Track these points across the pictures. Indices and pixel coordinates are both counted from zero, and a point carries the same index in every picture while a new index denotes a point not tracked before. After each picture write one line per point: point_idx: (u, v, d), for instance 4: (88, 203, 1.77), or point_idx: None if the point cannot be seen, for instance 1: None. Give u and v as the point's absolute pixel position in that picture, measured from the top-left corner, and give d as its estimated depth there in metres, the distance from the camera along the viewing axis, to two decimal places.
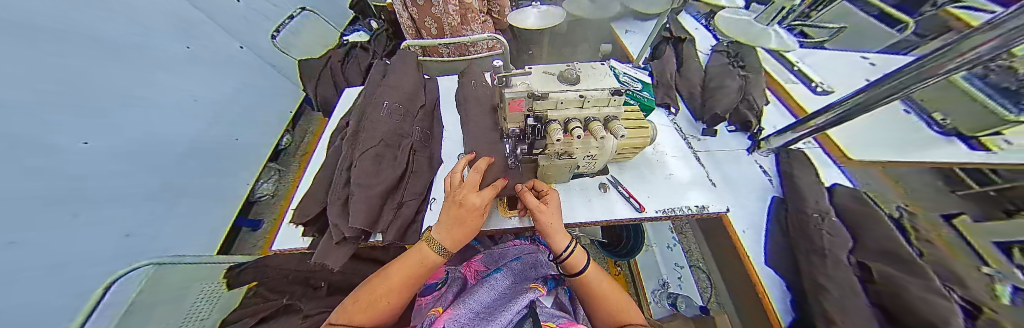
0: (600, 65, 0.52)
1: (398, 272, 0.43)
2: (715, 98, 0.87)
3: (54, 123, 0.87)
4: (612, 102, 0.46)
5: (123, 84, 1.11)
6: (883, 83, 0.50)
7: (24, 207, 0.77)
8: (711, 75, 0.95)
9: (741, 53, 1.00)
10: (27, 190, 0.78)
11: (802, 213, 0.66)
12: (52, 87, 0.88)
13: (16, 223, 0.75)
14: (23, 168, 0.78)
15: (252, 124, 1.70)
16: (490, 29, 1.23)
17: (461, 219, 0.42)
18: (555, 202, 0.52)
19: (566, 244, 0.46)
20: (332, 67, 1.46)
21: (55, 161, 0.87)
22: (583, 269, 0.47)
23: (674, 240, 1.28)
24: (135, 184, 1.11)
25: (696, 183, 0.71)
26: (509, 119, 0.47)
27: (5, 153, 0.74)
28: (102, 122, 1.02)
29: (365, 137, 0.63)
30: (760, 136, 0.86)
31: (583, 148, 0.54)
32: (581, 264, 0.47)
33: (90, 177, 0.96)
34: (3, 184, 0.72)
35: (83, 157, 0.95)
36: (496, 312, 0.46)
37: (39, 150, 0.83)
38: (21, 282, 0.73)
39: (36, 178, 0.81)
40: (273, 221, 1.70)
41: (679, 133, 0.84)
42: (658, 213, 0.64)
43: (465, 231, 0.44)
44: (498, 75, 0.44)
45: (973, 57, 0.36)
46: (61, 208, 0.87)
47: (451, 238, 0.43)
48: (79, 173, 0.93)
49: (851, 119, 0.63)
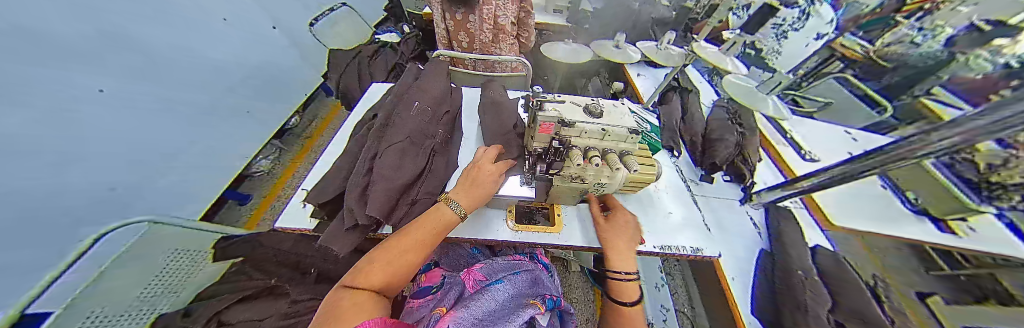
0: (621, 104, 0.59)
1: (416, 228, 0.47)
2: (715, 148, 0.94)
3: (77, 66, 0.89)
4: (629, 139, 0.52)
5: (153, 42, 1.14)
6: (863, 158, 0.57)
7: (24, 143, 0.76)
8: (712, 126, 1.03)
9: (740, 112, 1.09)
10: (33, 126, 0.78)
11: (788, 269, 0.70)
12: (84, 31, 0.91)
13: (17, 156, 0.74)
14: (35, 103, 0.78)
15: (267, 100, 1.73)
16: (516, 52, 1.34)
17: (474, 179, 0.55)
18: (631, 228, 0.64)
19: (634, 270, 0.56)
20: (360, 60, 1.54)
21: (66, 103, 0.87)
22: (636, 301, 0.53)
23: (662, 280, 1.31)
24: (138, 138, 1.10)
25: (692, 224, 0.75)
26: (536, 138, 0.53)
27: (23, 86, 0.75)
28: (121, 73, 1.03)
29: (393, 132, 0.66)
30: (753, 189, 0.92)
31: (595, 175, 0.59)
32: (636, 297, 0.54)
33: (99, 124, 0.96)
34: (12, 115, 0.73)
35: (94, 104, 0.95)
36: (497, 324, 0.46)
37: (51, 90, 0.83)
38: (9, 219, 0.72)
39: (42, 117, 0.80)
40: (263, 198, 1.66)
41: (679, 176, 0.90)
42: (656, 248, 0.67)
43: (480, 190, 0.55)
44: (535, 98, 0.50)
45: (945, 146, 0.42)
46: (66, 150, 0.87)
47: (467, 197, 0.53)
48: (87, 119, 0.93)
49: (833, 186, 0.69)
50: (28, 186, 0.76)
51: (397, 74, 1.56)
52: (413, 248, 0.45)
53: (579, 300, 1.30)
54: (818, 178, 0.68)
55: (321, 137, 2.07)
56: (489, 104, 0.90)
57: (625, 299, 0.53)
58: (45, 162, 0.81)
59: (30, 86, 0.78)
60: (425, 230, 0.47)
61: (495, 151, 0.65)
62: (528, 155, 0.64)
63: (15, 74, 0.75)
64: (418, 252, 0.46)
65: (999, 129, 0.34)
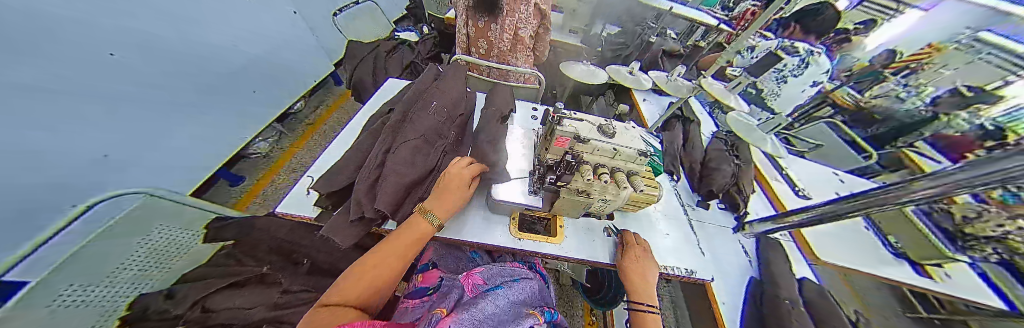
0: (633, 127, 0.62)
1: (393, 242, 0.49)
2: (713, 176, 0.98)
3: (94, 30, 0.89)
4: (637, 161, 0.55)
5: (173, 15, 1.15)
6: (850, 199, 0.61)
7: (28, 101, 0.74)
8: (711, 155, 1.08)
9: (737, 144, 1.15)
10: (41, 84, 0.77)
11: (776, 298, 0.73)
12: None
13: (21, 112, 0.73)
14: (46, 61, 0.77)
15: (275, 83, 1.72)
16: (530, 64, 1.38)
17: (447, 188, 0.57)
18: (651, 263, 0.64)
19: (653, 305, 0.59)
20: (376, 55, 1.57)
21: (76, 65, 0.85)
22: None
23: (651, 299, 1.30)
24: (140, 108, 1.08)
25: (687, 247, 0.78)
26: (550, 150, 0.55)
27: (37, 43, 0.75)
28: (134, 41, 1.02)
29: (408, 129, 0.68)
30: (746, 219, 0.95)
31: (600, 192, 0.59)
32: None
33: (105, 90, 0.94)
34: (23, 71, 0.72)
35: (102, 69, 0.93)
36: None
37: (62, 51, 0.82)
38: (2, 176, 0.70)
39: (50, 77, 0.79)
40: (256, 181, 1.62)
41: (677, 199, 0.93)
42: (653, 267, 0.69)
43: (454, 200, 0.57)
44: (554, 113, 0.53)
45: (927, 196, 0.46)
46: (70, 112, 0.86)
47: (443, 206, 0.55)
48: (94, 83, 0.91)
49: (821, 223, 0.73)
50: (23, 144, 0.74)
51: (411, 71, 1.58)
52: (388, 264, 0.47)
53: (568, 313, 1.30)
54: (808, 214, 0.71)
55: (324, 126, 2.05)
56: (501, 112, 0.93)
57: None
58: (46, 122, 0.79)
59: (43, 44, 0.77)
60: (401, 243, 0.49)
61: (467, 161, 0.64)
62: (539, 165, 0.66)
63: (30, 30, 0.74)
64: (392, 267, 0.48)
65: (976, 183, 0.38)
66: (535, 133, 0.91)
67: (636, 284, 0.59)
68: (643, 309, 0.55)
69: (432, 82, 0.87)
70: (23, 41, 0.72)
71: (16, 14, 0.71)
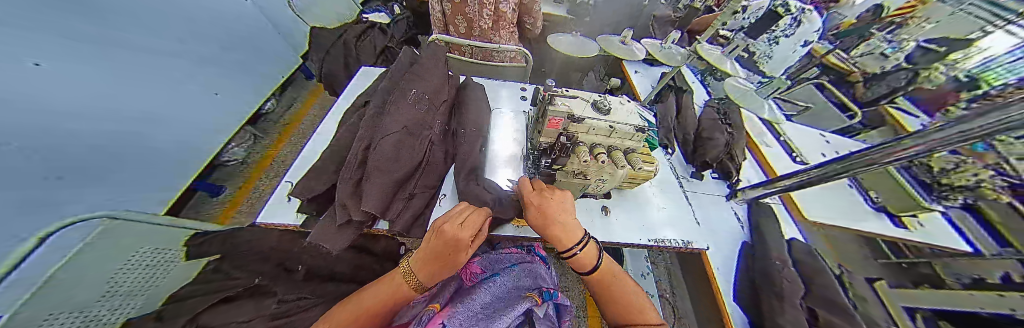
0: (628, 101, 0.60)
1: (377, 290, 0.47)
2: (707, 146, 0.97)
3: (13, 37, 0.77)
4: (635, 137, 0.53)
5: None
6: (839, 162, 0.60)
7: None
8: (704, 126, 1.06)
9: (729, 112, 1.14)
10: None
11: (767, 259, 0.76)
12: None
13: None
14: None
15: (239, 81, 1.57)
16: (515, 42, 1.30)
17: (440, 254, 0.45)
18: (560, 202, 0.51)
19: (579, 238, 0.50)
20: (345, 42, 1.43)
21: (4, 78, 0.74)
22: (592, 268, 0.52)
23: (648, 268, 1.35)
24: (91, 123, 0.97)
25: (684, 220, 0.78)
26: (543, 133, 0.52)
27: None
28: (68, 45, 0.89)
29: (388, 122, 0.63)
30: (738, 186, 0.97)
31: (597, 171, 0.55)
32: (590, 264, 0.52)
33: (46, 104, 0.84)
34: None
35: (37, 81, 0.82)
36: (496, 316, 0.47)
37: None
38: None
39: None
40: (238, 189, 1.54)
41: (673, 173, 0.93)
42: (651, 242, 0.70)
43: (446, 266, 0.47)
44: (546, 92, 0.49)
45: (916, 153, 0.45)
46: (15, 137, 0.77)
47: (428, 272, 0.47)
48: (33, 98, 0.81)
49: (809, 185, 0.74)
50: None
51: (386, 57, 1.46)
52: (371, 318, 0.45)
53: (569, 288, 1.35)
54: (798, 178, 0.72)
55: (301, 124, 1.93)
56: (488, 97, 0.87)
57: (580, 269, 0.52)
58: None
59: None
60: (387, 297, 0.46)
61: (474, 211, 0.49)
62: (534, 149, 0.63)
63: None
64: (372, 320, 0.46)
65: (948, 143, 0.38)
66: (526, 115, 0.87)
67: (552, 233, 0.49)
68: (572, 253, 0.49)
69: (411, 68, 0.79)
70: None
71: None
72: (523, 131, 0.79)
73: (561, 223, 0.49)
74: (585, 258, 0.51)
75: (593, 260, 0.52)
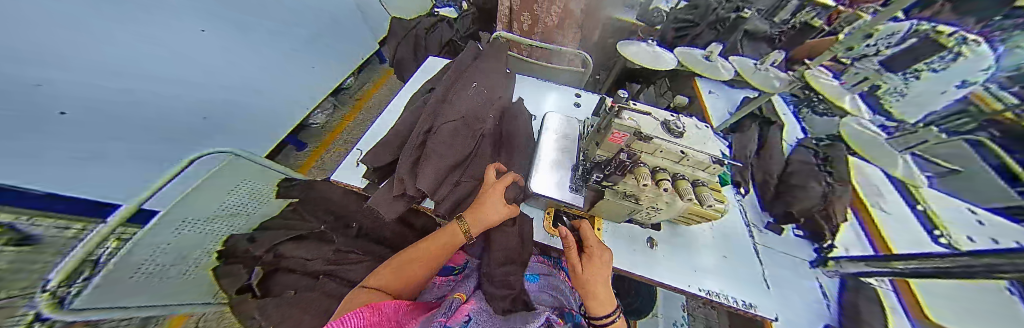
0: (703, 126, 0.53)
1: (428, 246, 0.51)
2: (795, 195, 0.80)
3: None
4: (709, 169, 0.47)
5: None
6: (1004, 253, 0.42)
7: None
8: (793, 169, 0.88)
9: (833, 159, 0.93)
10: None
11: None
12: None
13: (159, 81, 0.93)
14: None
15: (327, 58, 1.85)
16: (576, 45, 1.26)
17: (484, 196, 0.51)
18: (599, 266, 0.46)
19: (608, 313, 0.44)
20: (417, 32, 1.59)
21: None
22: None
23: (683, 319, 1.17)
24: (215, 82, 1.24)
25: (749, 278, 0.65)
26: (602, 146, 0.49)
27: None
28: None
29: (450, 110, 0.67)
30: (831, 254, 0.77)
31: (653, 198, 0.50)
32: None
33: None
34: None
35: (195, 40, 1.07)
36: (517, 320, 0.42)
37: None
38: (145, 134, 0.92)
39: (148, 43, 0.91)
40: (316, 148, 1.86)
41: (744, 220, 0.79)
42: (702, 293, 0.59)
43: (490, 220, 0.49)
44: (613, 103, 0.46)
45: None
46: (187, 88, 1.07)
47: (477, 221, 0.49)
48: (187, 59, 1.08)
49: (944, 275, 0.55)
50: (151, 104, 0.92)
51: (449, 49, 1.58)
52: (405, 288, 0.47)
53: None
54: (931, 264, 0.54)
55: (371, 100, 2.22)
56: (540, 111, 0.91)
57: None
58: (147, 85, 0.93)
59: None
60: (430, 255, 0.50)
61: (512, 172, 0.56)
62: (585, 161, 0.61)
63: None
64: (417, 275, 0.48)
65: None
66: (579, 122, 0.82)
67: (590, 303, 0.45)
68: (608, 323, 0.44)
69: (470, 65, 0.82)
70: None
71: None
72: (572, 140, 0.74)
73: (593, 291, 0.45)
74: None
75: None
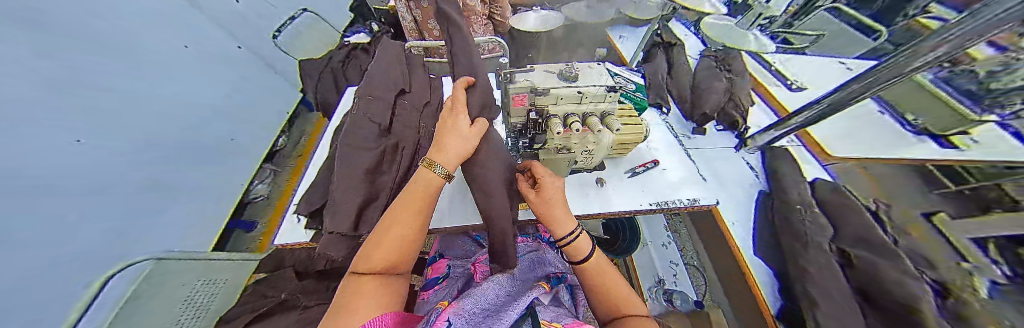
0: (598, 65, 0.55)
1: (409, 203, 0.42)
2: (704, 97, 0.95)
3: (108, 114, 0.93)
4: (608, 99, 0.48)
5: (135, 82, 1.03)
6: (861, 80, 0.54)
7: (55, 198, 0.76)
8: (700, 76, 1.02)
9: (728, 59, 1.08)
10: (75, 180, 0.81)
11: (787, 205, 0.71)
12: (77, 69, 0.85)
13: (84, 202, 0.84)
14: (70, 161, 0.81)
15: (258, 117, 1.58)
16: (491, 33, 1.43)
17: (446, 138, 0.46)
18: (552, 187, 0.51)
19: (573, 229, 0.50)
20: (332, 69, 1.30)
21: (55, 152, 0.77)
22: (584, 258, 0.54)
23: (669, 238, 1.35)
24: None
25: (688, 183, 0.78)
26: (512, 114, 0.49)
27: (52, 139, 0.77)
28: (109, 116, 0.93)
29: (358, 132, 0.61)
30: (747, 135, 0.93)
31: (581, 143, 0.58)
32: (584, 253, 0.55)
33: (141, 164, 1.01)
34: (43, 174, 0.74)
35: (79, 157, 0.83)
36: (502, 305, 0.49)
37: (34, 137, 0.73)
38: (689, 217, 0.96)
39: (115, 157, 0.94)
40: (269, 221, 1.55)
41: (670, 132, 0.92)
42: (653, 206, 0.70)
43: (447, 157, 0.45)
44: (501, 71, 0.45)
45: (932, 62, 0.41)
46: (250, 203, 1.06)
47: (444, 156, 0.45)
48: None
49: (824, 119, 0.71)
50: (92, 235, 0.85)
51: None
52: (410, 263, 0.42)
53: None
54: (810, 112, 0.69)
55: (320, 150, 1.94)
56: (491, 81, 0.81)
57: (574, 258, 0.54)
58: None
59: (12, 137, 0.67)
60: (413, 205, 0.42)
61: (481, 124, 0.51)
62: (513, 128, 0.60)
63: (51, 125, 0.77)
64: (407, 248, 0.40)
65: (938, 55, 0.39)
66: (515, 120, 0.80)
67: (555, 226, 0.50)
68: (569, 243, 0.49)
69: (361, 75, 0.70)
70: (12, 138, 0.68)
71: (43, 115, 0.76)
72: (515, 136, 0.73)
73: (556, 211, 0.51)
74: (580, 247, 0.51)
75: (587, 248, 0.55)
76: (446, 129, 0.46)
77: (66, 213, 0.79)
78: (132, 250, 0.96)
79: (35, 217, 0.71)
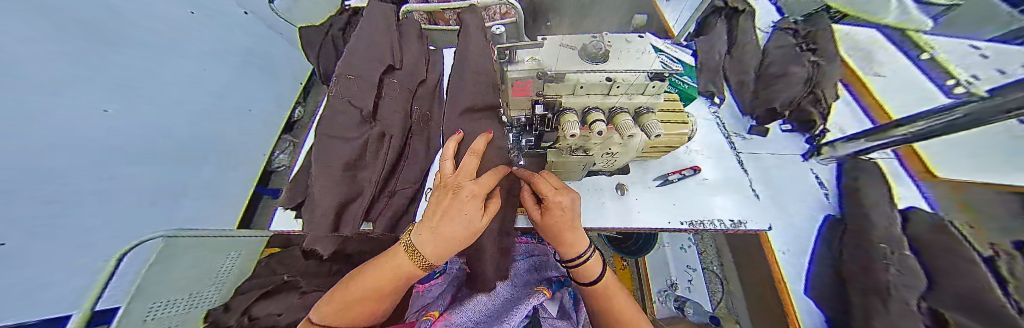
0: (638, 37, 0.38)
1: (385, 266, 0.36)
2: (774, 88, 0.76)
3: (142, 83, 0.93)
4: (649, 90, 0.33)
5: (163, 50, 1.00)
6: (989, 99, 0.39)
7: (96, 165, 0.80)
8: (771, 59, 0.81)
9: (814, 33, 0.82)
10: (116, 147, 0.85)
11: (865, 240, 0.54)
12: (106, 36, 0.84)
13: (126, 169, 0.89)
14: (111, 129, 0.84)
15: (276, 86, 1.55)
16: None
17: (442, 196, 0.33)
18: (565, 223, 0.39)
19: (583, 252, 0.42)
20: (333, 37, 1.17)
21: (93, 123, 0.79)
22: (596, 279, 0.44)
23: (690, 241, 1.18)
24: None
25: (729, 194, 0.64)
26: (512, 105, 0.37)
27: (93, 108, 0.79)
28: (139, 83, 0.93)
29: (343, 120, 0.56)
30: (823, 140, 0.76)
31: (602, 145, 0.45)
32: (595, 275, 0.44)
33: (173, 132, 1.04)
34: (86, 143, 0.77)
35: (111, 127, 0.84)
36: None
37: (73, 105, 0.74)
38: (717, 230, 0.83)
39: (146, 125, 0.95)
40: None
41: (721, 130, 0.78)
42: (685, 226, 0.58)
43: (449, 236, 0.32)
44: (497, 46, 0.32)
45: None
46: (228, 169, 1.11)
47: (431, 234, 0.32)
48: None
49: (950, 134, 0.50)
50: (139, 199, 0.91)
51: None
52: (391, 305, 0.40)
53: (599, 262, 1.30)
54: (916, 125, 0.51)
55: None
56: (486, 52, 0.71)
57: (585, 278, 0.45)
58: None
59: (52, 108, 0.69)
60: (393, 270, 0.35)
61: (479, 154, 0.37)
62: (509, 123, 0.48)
63: (89, 95, 0.79)
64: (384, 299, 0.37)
65: None
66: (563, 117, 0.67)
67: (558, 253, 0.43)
68: (580, 263, 0.42)
69: (347, 52, 0.64)
70: (55, 109, 0.70)
71: (81, 85, 0.77)
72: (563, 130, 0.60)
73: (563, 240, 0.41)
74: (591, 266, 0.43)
75: (599, 268, 0.44)
76: (447, 209, 0.30)
77: (105, 175, 0.82)
78: (174, 213, 1.04)
79: (79, 181, 0.75)
